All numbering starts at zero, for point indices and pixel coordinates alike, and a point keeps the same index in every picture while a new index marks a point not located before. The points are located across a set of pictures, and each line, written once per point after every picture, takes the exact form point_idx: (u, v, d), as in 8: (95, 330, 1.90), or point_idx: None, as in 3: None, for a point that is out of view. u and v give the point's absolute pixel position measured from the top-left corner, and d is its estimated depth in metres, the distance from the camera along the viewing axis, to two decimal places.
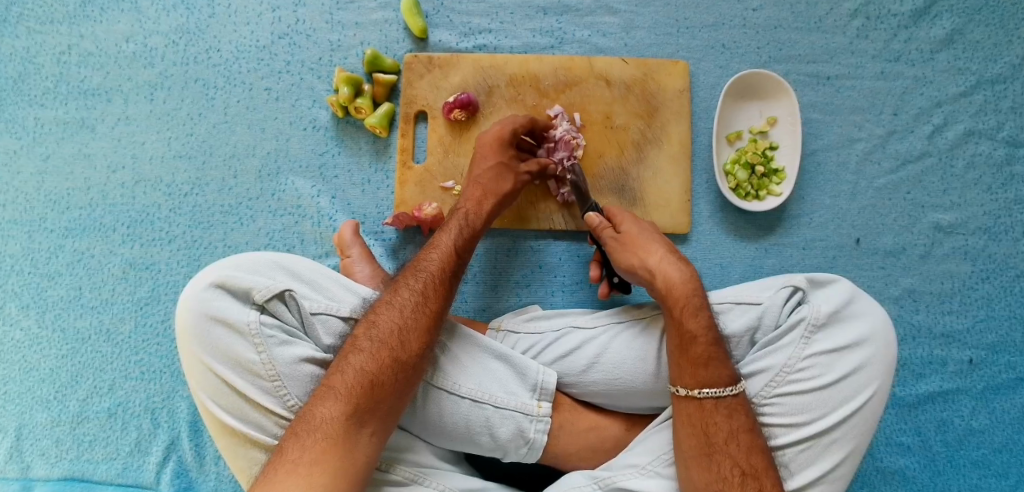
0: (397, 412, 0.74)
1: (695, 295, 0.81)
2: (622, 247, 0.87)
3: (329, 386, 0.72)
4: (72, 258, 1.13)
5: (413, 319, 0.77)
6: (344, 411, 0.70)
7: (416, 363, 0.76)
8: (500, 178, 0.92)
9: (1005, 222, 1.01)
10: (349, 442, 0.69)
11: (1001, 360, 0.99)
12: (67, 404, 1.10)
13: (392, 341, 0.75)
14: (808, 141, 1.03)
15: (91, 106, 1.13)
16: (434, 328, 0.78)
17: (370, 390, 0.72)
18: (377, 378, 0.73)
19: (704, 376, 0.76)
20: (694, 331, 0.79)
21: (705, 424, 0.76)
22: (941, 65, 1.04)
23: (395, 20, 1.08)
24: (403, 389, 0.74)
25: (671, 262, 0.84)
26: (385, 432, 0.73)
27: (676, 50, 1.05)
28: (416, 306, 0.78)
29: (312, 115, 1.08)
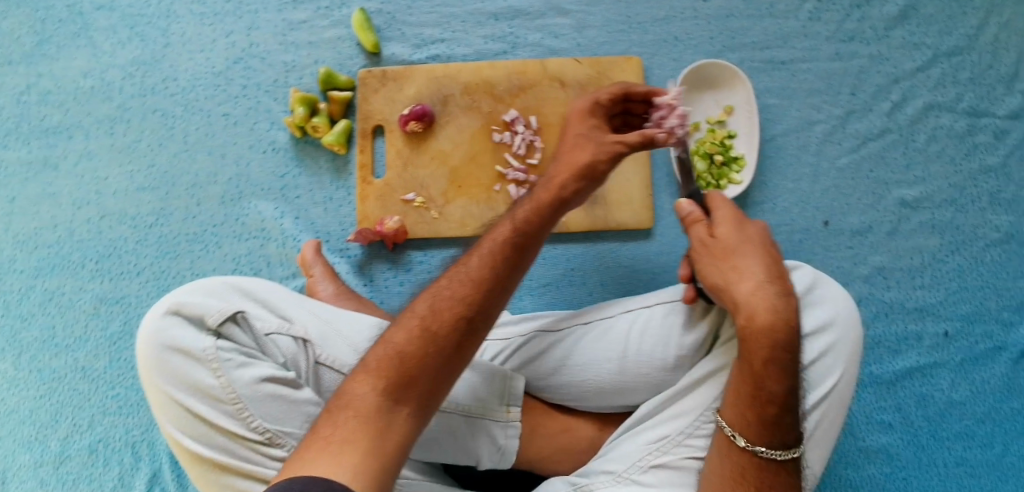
0: (439, 393, 0.63)
1: (783, 348, 0.72)
2: (710, 259, 0.78)
3: (364, 363, 0.62)
4: (44, 297, 1.12)
5: (460, 290, 0.67)
6: (378, 388, 0.60)
7: (463, 340, 0.65)
8: (577, 148, 0.79)
9: (971, 193, 1.01)
10: (380, 422, 0.58)
11: (977, 330, 0.98)
12: (49, 444, 1.09)
13: (433, 313, 0.65)
14: (767, 127, 1.02)
15: (53, 144, 1.13)
16: (485, 302, 0.67)
17: (406, 365, 0.62)
18: (416, 352, 0.62)
19: (768, 432, 0.72)
20: (771, 394, 0.72)
21: (760, 480, 0.73)
22: (897, 42, 1.04)
23: (347, 36, 1.08)
24: (447, 365, 0.63)
25: (768, 293, 0.74)
26: (426, 416, 0.61)
27: (629, 45, 1.05)
28: (475, 277, 0.68)
29: (270, 137, 1.08)
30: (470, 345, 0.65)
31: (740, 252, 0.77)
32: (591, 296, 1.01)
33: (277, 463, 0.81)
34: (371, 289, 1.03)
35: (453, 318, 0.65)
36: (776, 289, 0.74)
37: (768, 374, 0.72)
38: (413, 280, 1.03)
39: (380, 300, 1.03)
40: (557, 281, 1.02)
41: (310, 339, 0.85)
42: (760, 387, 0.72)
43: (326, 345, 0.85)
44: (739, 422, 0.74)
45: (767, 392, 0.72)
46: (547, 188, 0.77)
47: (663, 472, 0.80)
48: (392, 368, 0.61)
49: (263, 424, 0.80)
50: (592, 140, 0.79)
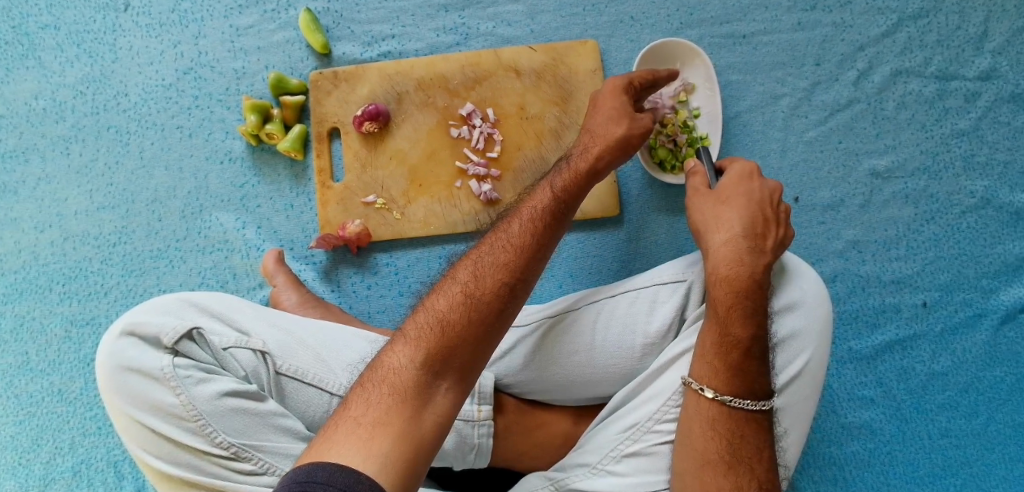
0: (478, 366, 0.62)
1: (747, 297, 0.73)
2: (703, 207, 0.81)
3: (408, 332, 0.61)
4: (14, 323, 1.11)
5: (503, 260, 0.66)
6: (421, 362, 0.59)
7: (502, 311, 0.64)
8: (615, 124, 0.81)
9: (944, 159, 0.98)
10: (420, 399, 0.58)
11: (957, 299, 0.96)
12: (32, 468, 1.09)
13: (476, 281, 0.64)
14: (730, 104, 1.00)
15: (9, 169, 1.11)
16: (525, 273, 0.66)
17: (450, 336, 0.60)
18: (461, 323, 0.61)
19: (735, 381, 0.70)
20: (736, 337, 0.72)
21: (733, 433, 0.70)
22: (860, 8, 1.00)
23: (296, 39, 1.06)
24: (486, 337, 0.62)
25: (738, 243, 0.76)
26: (464, 391, 0.61)
27: (585, 29, 1.02)
28: (515, 248, 0.67)
29: (226, 147, 1.06)
30: (508, 317, 0.64)
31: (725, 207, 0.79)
32: (561, 288, 0.99)
33: (244, 476, 0.79)
34: (338, 295, 1.02)
35: (497, 288, 0.64)
36: (750, 242, 0.76)
37: (733, 318, 0.72)
38: (381, 282, 1.02)
39: (347, 305, 1.01)
40: None
41: (268, 351, 0.83)
42: (725, 333, 0.72)
43: (285, 356, 0.84)
44: (708, 374, 0.71)
45: (733, 337, 0.72)
46: (583, 159, 0.78)
47: (638, 460, 0.76)
48: (435, 339, 0.60)
49: (227, 439, 0.79)
50: (624, 116, 0.81)
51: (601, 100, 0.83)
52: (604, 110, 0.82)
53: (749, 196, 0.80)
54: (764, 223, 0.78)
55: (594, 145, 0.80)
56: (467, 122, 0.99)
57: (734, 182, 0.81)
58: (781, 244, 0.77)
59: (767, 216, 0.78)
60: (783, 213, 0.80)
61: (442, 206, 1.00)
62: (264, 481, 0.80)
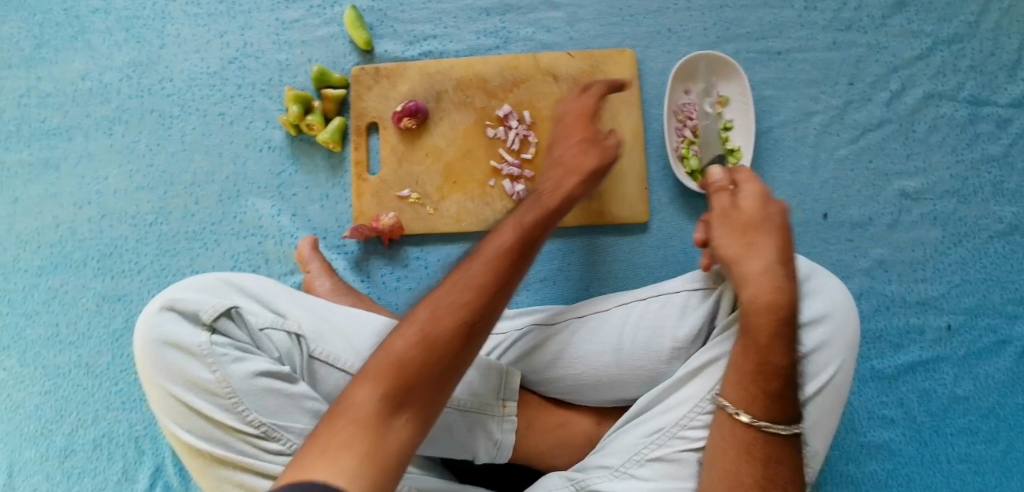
0: (442, 397, 0.59)
1: (784, 325, 0.73)
2: (729, 233, 0.79)
3: (368, 365, 0.58)
4: (48, 296, 1.14)
5: (474, 282, 0.63)
6: (379, 394, 0.56)
7: (469, 341, 0.61)
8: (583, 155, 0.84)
9: (973, 184, 0.99)
10: (377, 432, 0.54)
11: (981, 323, 0.97)
12: (53, 438, 1.11)
13: (439, 317, 0.61)
14: (764, 118, 1.01)
15: (53, 145, 1.15)
16: (495, 299, 0.63)
17: (411, 366, 0.58)
18: (423, 354, 0.58)
19: (770, 407, 0.71)
20: (774, 368, 0.72)
21: (768, 456, 0.70)
22: (894, 30, 1.02)
23: (340, 34, 1.08)
24: (449, 368, 0.59)
25: (777, 270, 0.75)
26: (426, 424, 0.57)
27: (622, 38, 1.04)
28: (484, 280, 0.64)
29: (266, 135, 1.09)
30: (475, 352, 0.61)
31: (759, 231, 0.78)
32: (588, 291, 1.00)
33: (272, 456, 0.81)
34: (368, 286, 1.04)
35: (462, 318, 0.61)
36: (786, 271, 0.75)
37: (774, 348, 0.72)
38: (410, 276, 1.04)
39: (377, 296, 1.03)
40: (553, 276, 1.00)
41: (303, 334, 0.85)
42: (764, 362, 0.72)
43: (319, 341, 0.86)
44: (743, 399, 0.72)
45: (772, 366, 0.72)
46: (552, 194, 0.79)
47: (662, 465, 0.77)
48: (395, 371, 0.57)
49: (258, 418, 0.80)
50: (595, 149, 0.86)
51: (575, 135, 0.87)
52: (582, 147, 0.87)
53: (771, 222, 0.78)
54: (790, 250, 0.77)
55: (568, 178, 0.82)
56: (504, 124, 1.01)
57: (756, 205, 0.80)
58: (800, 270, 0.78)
59: (791, 242, 0.78)
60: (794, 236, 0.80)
61: (475, 204, 1.02)
62: None
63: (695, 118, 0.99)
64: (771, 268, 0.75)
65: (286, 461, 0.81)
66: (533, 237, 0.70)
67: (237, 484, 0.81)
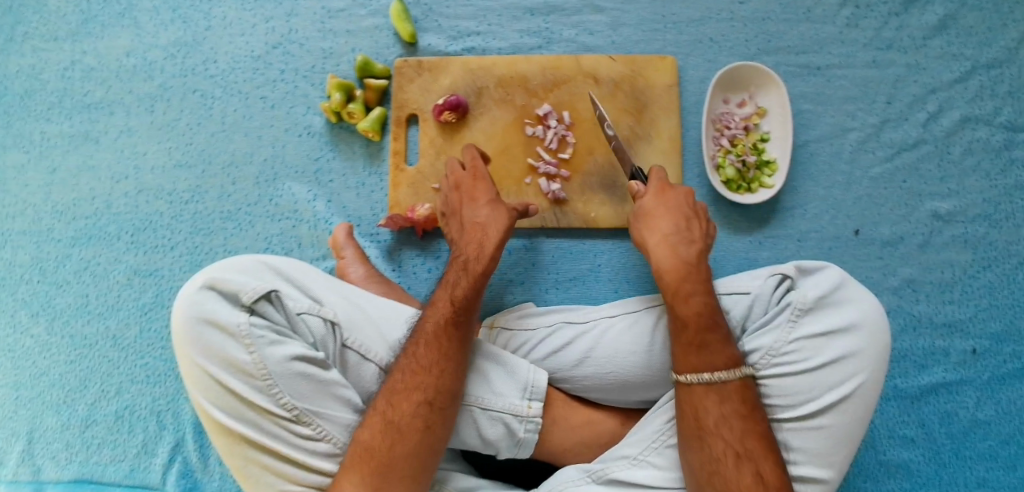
0: (417, 476, 0.75)
1: (686, 282, 0.82)
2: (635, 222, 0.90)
3: (348, 460, 0.75)
4: (80, 266, 1.15)
5: (414, 384, 0.77)
6: (359, 480, 0.73)
7: (421, 436, 0.76)
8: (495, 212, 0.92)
9: (1005, 209, 1.00)
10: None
11: (1006, 349, 0.97)
12: (76, 408, 1.12)
13: (394, 410, 0.76)
14: (800, 132, 1.02)
15: (94, 119, 1.16)
16: (443, 389, 0.78)
17: (379, 460, 0.74)
18: (383, 449, 0.74)
19: (695, 362, 0.77)
20: (683, 317, 0.79)
21: (697, 407, 0.76)
22: (935, 52, 1.03)
23: (385, 26, 1.10)
24: (414, 459, 0.75)
25: (674, 237, 0.86)
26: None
27: (664, 45, 1.05)
28: (428, 365, 0.79)
29: (306, 121, 1.10)
30: (432, 428, 0.77)
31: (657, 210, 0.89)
32: (617, 293, 1.02)
33: (301, 440, 0.82)
34: (399, 275, 1.05)
35: (412, 415, 0.76)
36: (681, 236, 0.86)
37: (681, 299, 0.80)
38: (441, 267, 1.05)
39: (407, 286, 1.05)
40: (584, 277, 1.03)
41: (338, 322, 0.86)
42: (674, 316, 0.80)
43: (354, 326, 0.87)
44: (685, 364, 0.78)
45: (682, 319, 0.79)
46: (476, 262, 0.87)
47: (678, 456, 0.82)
48: (367, 461, 0.74)
49: (291, 402, 0.81)
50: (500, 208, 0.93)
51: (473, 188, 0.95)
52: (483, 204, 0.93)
53: (674, 203, 0.89)
54: (688, 220, 0.88)
55: (488, 237, 0.90)
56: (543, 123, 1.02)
57: (654, 194, 0.90)
58: (706, 235, 0.88)
59: (691, 214, 0.89)
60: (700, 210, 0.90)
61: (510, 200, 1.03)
62: (321, 448, 0.83)
63: (733, 127, 1.01)
64: (671, 236, 0.86)
65: (314, 446, 0.82)
66: (470, 317, 0.84)
67: (265, 466, 0.82)
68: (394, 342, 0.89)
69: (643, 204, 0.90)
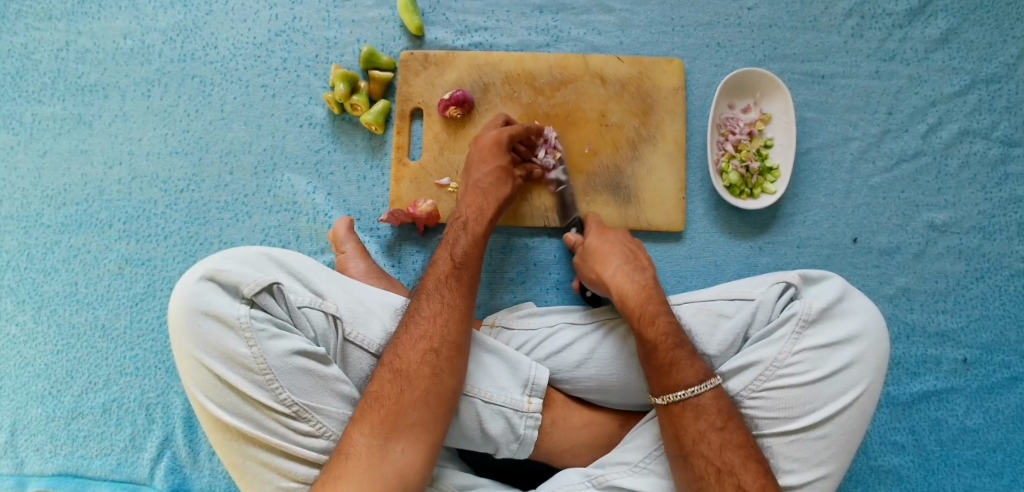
0: (429, 420, 0.76)
1: (649, 304, 0.83)
2: (588, 260, 0.91)
3: (359, 412, 0.76)
4: (68, 254, 1.13)
5: (420, 332, 0.80)
6: (371, 430, 0.74)
7: (430, 382, 0.77)
8: (500, 183, 0.94)
9: (999, 221, 1.02)
10: (376, 454, 0.73)
11: (996, 359, 0.99)
12: (62, 399, 1.10)
13: (401, 359, 0.78)
14: (803, 140, 1.03)
15: (88, 102, 1.14)
16: (450, 336, 0.80)
17: (389, 407, 0.75)
18: (392, 398, 0.76)
19: (668, 383, 0.77)
20: (650, 341, 0.79)
21: (676, 424, 0.76)
22: (936, 65, 1.04)
23: (391, 18, 1.08)
24: (424, 405, 0.76)
25: (627, 271, 0.87)
26: (422, 443, 0.75)
27: (671, 48, 1.05)
28: (436, 313, 0.81)
29: (308, 112, 1.09)
30: (440, 376, 0.78)
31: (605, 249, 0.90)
32: None
33: (300, 437, 0.81)
34: (398, 271, 1.04)
35: (421, 363, 0.78)
36: (633, 266, 0.87)
37: (647, 322, 0.81)
38: None
39: (406, 282, 1.04)
40: None
41: (340, 317, 0.85)
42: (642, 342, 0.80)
43: (354, 323, 0.86)
44: (663, 386, 0.78)
45: (651, 342, 0.80)
46: (477, 222, 0.90)
47: None
48: (378, 411, 0.75)
49: (290, 397, 0.80)
50: (505, 174, 0.95)
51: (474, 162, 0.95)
52: (485, 167, 0.94)
53: (617, 239, 0.92)
54: (634, 253, 0.90)
55: (486, 204, 0.92)
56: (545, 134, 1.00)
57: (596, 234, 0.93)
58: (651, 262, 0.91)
59: (635, 247, 0.91)
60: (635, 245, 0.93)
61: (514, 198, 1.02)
62: (319, 445, 0.82)
63: (738, 133, 1.01)
64: (625, 269, 0.87)
65: (311, 443, 0.81)
66: (474, 273, 0.86)
67: (262, 462, 0.81)
68: None
69: (588, 244, 0.92)
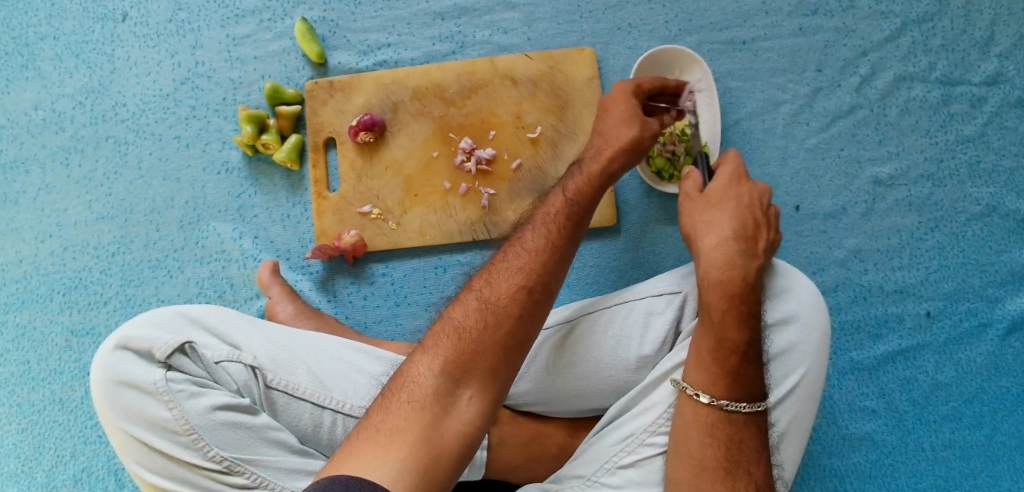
0: (506, 374, 0.61)
1: (742, 302, 0.72)
2: (694, 212, 0.80)
3: (430, 341, 0.61)
4: (16, 333, 1.11)
5: (517, 265, 0.66)
6: (443, 369, 0.59)
7: (518, 325, 0.62)
8: (627, 125, 0.80)
9: (949, 166, 0.96)
10: (444, 401, 0.57)
11: (962, 308, 0.94)
12: (34, 476, 1.09)
13: (491, 287, 0.65)
14: (730, 111, 0.98)
15: (11, 179, 1.12)
16: (546, 277, 0.66)
17: (466, 344, 0.60)
18: (473, 332, 0.61)
19: (736, 388, 0.70)
20: (732, 343, 0.71)
21: (733, 439, 0.70)
22: (862, 12, 0.99)
23: (293, 48, 1.05)
24: (505, 350, 0.61)
25: (731, 249, 0.75)
26: (495, 397, 0.60)
27: (582, 36, 1.01)
28: (541, 249, 0.68)
29: (223, 157, 1.06)
30: (529, 322, 0.64)
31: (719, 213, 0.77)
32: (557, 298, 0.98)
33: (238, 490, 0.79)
34: (335, 306, 1.01)
35: (512, 299, 0.63)
36: (742, 248, 0.75)
37: (728, 324, 0.71)
38: (376, 293, 1.01)
39: (344, 315, 1.01)
40: None
41: (259, 366, 0.82)
42: (722, 340, 0.71)
43: (275, 371, 0.83)
44: (723, 391, 0.70)
45: (730, 343, 0.71)
46: (594, 161, 0.78)
47: (631, 472, 0.75)
48: (453, 344, 0.60)
49: (220, 453, 0.78)
50: (635, 115, 0.80)
51: (608, 103, 0.83)
52: (614, 111, 0.81)
53: (733, 206, 0.78)
54: (753, 229, 0.76)
55: (606, 147, 0.79)
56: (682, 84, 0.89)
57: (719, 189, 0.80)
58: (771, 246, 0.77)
59: (757, 221, 0.77)
60: (773, 216, 0.79)
61: (439, 217, 0.99)
62: None
63: None
64: (727, 246, 0.75)
65: None
66: (583, 216, 0.73)
67: None
68: (320, 379, 0.84)
69: (709, 194, 0.80)
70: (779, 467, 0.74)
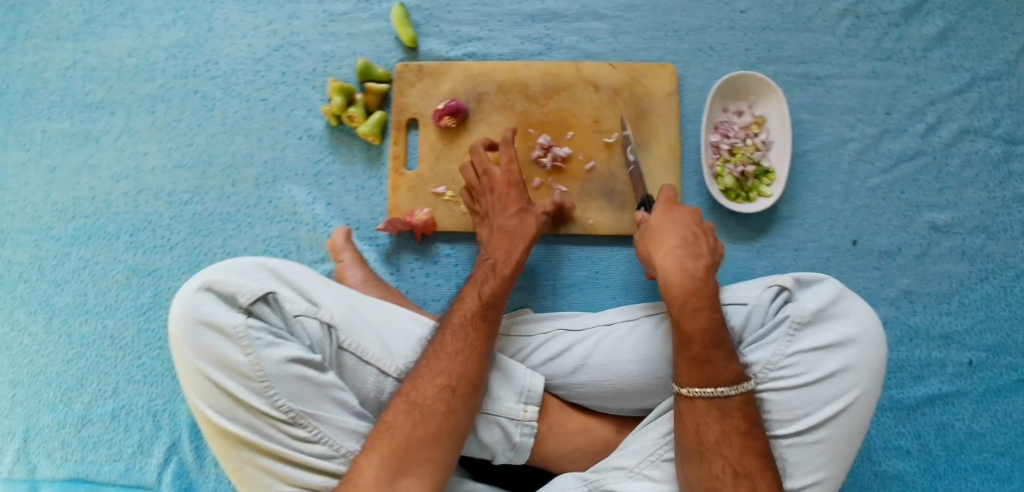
0: (440, 463, 0.74)
1: (695, 295, 0.77)
2: (644, 237, 0.86)
3: (370, 441, 0.73)
4: (77, 266, 1.14)
5: (438, 368, 0.77)
6: (380, 462, 0.72)
7: (444, 418, 0.75)
8: (523, 221, 0.92)
9: (1004, 221, 1.00)
10: (384, 488, 0.71)
11: (1003, 362, 0.97)
12: (72, 406, 1.11)
13: (418, 389, 0.76)
14: (799, 142, 1.03)
15: (95, 118, 1.16)
16: (464, 374, 0.78)
17: (400, 441, 0.73)
18: (403, 430, 0.73)
19: (702, 376, 0.75)
20: (689, 333, 0.76)
21: (697, 421, 0.75)
22: (935, 63, 1.03)
23: (387, 30, 1.10)
24: (435, 441, 0.74)
25: (679, 254, 0.80)
26: (430, 480, 0.73)
27: (664, 53, 1.06)
28: (462, 349, 0.79)
29: (306, 124, 1.11)
30: (453, 414, 0.76)
31: (662, 229, 0.84)
32: (613, 300, 1.02)
33: (297, 443, 0.81)
34: (397, 279, 1.05)
35: (434, 398, 0.75)
36: (688, 250, 0.81)
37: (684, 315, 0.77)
38: (439, 272, 1.05)
39: (404, 289, 1.05)
40: (580, 283, 1.02)
41: (334, 325, 0.86)
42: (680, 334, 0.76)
43: (348, 332, 0.86)
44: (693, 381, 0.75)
45: (687, 335, 0.76)
46: (506, 264, 0.88)
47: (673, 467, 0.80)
48: (388, 442, 0.73)
49: (287, 404, 0.80)
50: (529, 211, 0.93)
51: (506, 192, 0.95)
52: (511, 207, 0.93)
53: (681, 218, 0.85)
54: (695, 236, 0.83)
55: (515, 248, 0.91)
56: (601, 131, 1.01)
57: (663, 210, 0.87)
58: (714, 251, 0.83)
59: (700, 229, 0.84)
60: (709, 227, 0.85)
61: None
62: (316, 450, 0.81)
63: (732, 136, 1.01)
64: (676, 251, 0.81)
65: (308, 448, 0.81)
66: (495, 316, 0.84)
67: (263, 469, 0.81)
68: (389, 345, 0.88)
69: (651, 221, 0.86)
70: (819, 481, 0.77)
